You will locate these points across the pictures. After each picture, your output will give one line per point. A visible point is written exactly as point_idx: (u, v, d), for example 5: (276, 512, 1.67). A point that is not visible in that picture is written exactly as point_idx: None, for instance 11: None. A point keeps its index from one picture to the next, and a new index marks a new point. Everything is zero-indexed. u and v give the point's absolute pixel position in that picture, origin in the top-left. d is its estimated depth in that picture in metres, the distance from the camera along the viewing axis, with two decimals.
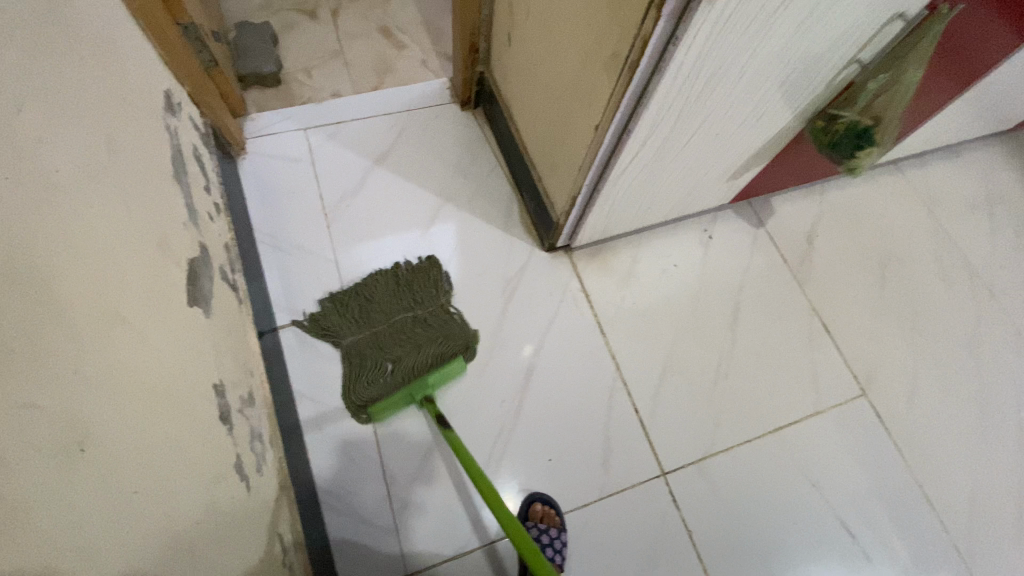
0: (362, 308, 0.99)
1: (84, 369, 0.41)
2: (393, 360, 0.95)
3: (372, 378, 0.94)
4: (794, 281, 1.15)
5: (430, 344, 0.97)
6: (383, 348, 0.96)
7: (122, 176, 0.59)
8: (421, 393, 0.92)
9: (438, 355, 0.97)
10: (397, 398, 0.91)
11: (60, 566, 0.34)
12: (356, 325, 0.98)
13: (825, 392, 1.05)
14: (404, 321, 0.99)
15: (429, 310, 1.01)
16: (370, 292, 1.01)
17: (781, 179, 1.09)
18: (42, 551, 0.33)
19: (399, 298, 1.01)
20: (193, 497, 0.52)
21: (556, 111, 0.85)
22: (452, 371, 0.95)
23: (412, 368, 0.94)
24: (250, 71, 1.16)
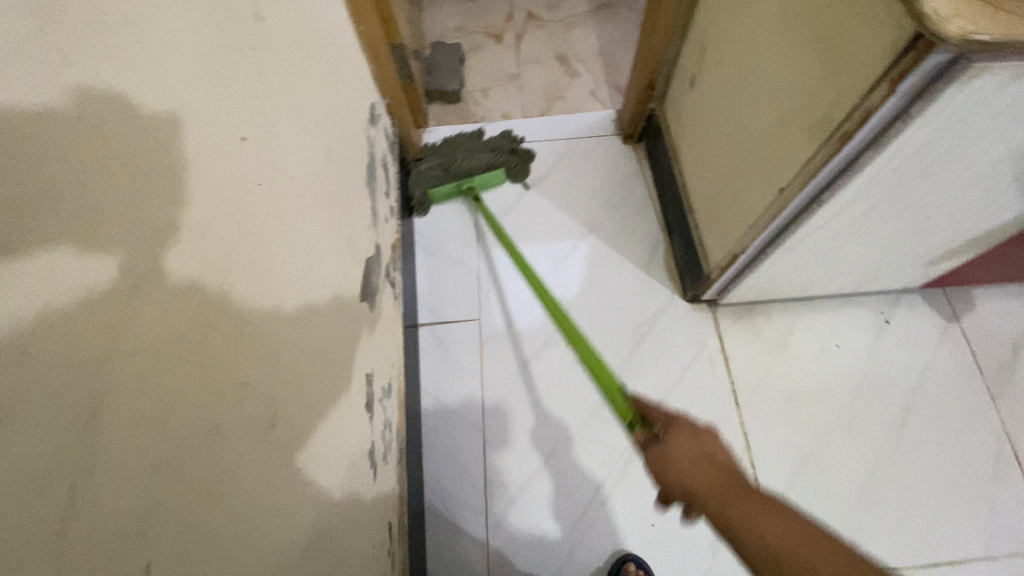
0: (447, 162, 1.12)
1: (284, 353, 0.49)
2: (445, 160, 1.12)
3: (423, 200, 1.11)
4: (988, 394, 0.96)
5: (483, 152, 1.13)
6: (448, 161, 1.12)
7: (332, 180, 0.68)
8: (468, 184, 1.12)
9: (485, 162, 1.12)
10: (451, 186, 1.11)
11: (246, 526, 0.40)
12: (438, 171, 1.11)
13: (1010, 537, 0.86)
14: (468, 141, 1.15)
15: (485, 143, 1.15)
16: (455, 143, 1.14)
17: (996, 272, 0.92)
18: (237, 512, 0.39)
19: (478, 145, 1.14)
20: (337, 477, 0.58)
21: (734, 164, 0.81)
22: (493, 179, 1.14)
23: (466, 168, 1.11)
24: (435, 88, 1.27)
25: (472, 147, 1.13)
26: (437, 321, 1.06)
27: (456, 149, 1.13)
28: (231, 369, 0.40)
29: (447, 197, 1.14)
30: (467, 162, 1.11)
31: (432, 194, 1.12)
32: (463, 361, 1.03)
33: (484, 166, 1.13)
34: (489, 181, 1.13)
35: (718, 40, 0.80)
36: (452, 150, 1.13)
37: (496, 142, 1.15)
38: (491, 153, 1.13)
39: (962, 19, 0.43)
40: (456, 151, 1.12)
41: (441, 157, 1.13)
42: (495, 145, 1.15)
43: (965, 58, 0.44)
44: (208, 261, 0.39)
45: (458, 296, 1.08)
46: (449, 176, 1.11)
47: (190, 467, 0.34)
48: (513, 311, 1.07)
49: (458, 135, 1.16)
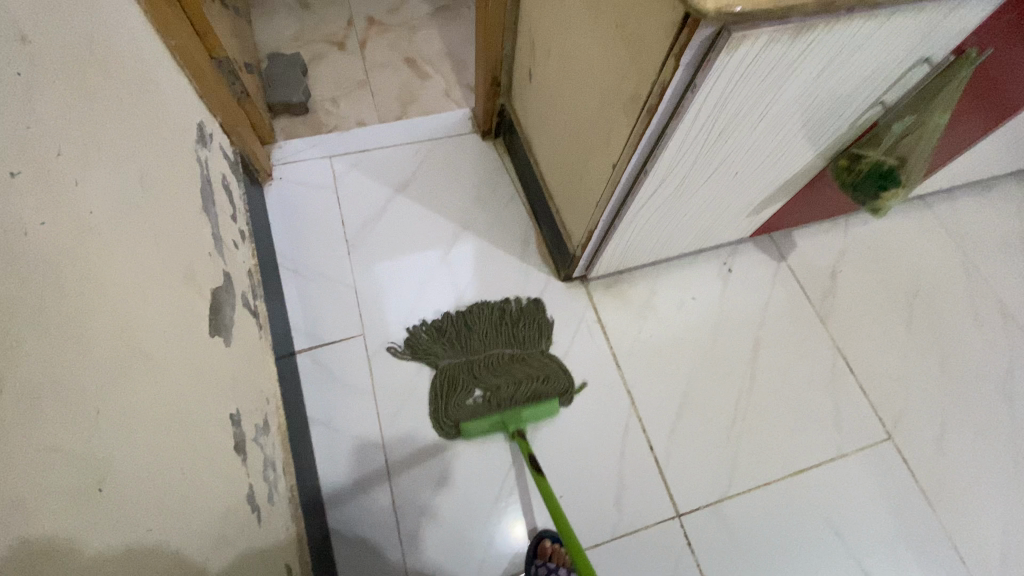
0: (460, 334, 1.02)
1: (109, 406, 0.43)
2: (490, 391, 0.96)
3: (461, 402, 0.95)
4: (816, 318, 1.12)
5: (498, 339, 1.01)
6: (474, 371, 0.98)
7: (152, 209, 0.61)
8: (514, 425, 0.92)
9: (540, 385, 0.98)
10: (491, 421, 0.92)
11: None
12: (454, 349, 1.00)
13: (848, 433, 1.02)
14: (531, 354, 1.01)
15: (517, 338, 1.02)
16: (469, 322, 1.03)
17: (805, 214, 1.08)
18: None
19: (498, 328, 1.02)
20: (204, 531, 0.52)
21: (575, 146, 0.86)
22: (544, 412, 0.95)
23: (500, 377, 0.97)
24: (279, 100, 1.21)
25: (495, 322, 1.03)
26: (317, 345, 1.01)
27: (474, 337, 1.01)
28: (34, 434, 0.35)
29: (487, 432, 0.94)
30: (493, 360, 0.99)
31: (468, 431, 0.92)
32: (349, 380, 0.99)
33: (525, 373, 0.98)
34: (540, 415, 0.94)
35: (543, 31, 0.85)
36: (498, 374, 0.98)
37: (518, 312, 1.05)
38: (537, 364, 1.00)
39: None
40: (473, 318, 1.03)
41: (459, 369, 0.98)
42: (532, 355, 1.01)
43: (724, 32, 0.51)
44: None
45: (335, 314, 1.04)
46: (467, 359, 0.99)
47: None
48: (396, 320, 1.04)
49: (472, 310, 1.04)
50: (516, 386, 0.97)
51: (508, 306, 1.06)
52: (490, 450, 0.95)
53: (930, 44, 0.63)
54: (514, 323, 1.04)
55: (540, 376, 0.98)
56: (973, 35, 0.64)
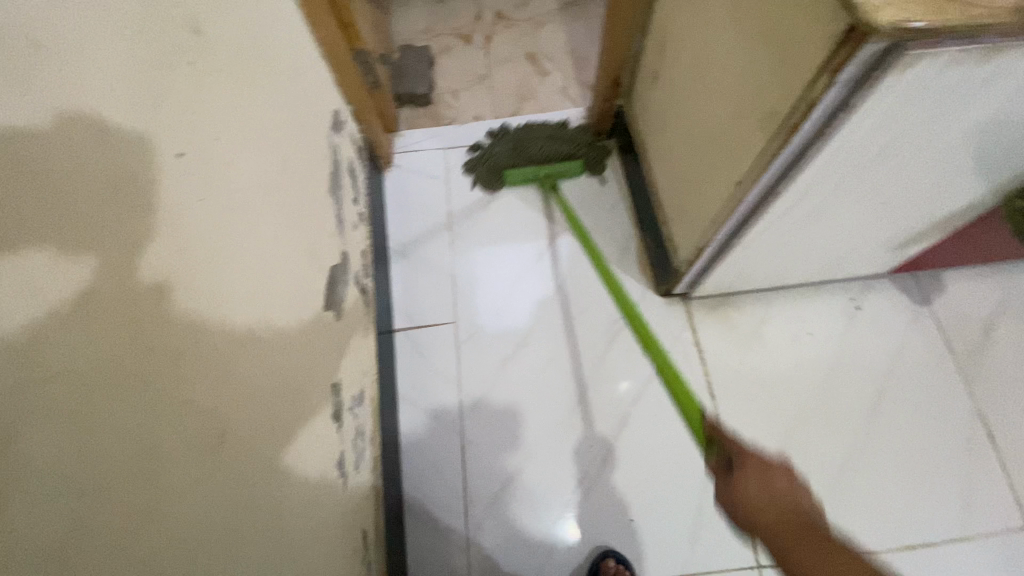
0: (518, 150, 1.17)
1: (235, 368, 0.48)
2: (533, 153, 1.16)
3: (508, 158, 1.17)
4: (960, 375, 0.97)
5: (551, 141, 1.17)
6: (532, 142, 1.17)
7: (289, 189, 0.67)
8: (547, 174, 1.13)
9: (571, 154, 1.17)
10: (528, 171, 1.13)
11: (192, 549, 0.38)
12: (512, 153, 1.17)
13: (983, 516, 0.87)
14: (582, 154, 1.18)
15: (561, 132, 1.19)
16: (530, 124, 1.21)
17: (960, 255, 0.93)
18: (181, 535, 0.37)
19: (552, 133, 1.19)
20: (300, 490, 0.57)
21: (696, 158, 0.81)
22: (572, 170, 1.15)
23: (545, 155, 1.16)
24: (405, 91, 1.27)
25: (546, 142, 1.17)
26: (412, 326, 1.06)
27: (532, 145, 1.16)
28: (175, 388, 0.39)
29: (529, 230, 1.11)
30: (550, 154, 1.16)
31: (510, 176, 1.14)
32: (438, 365, 1.02)
33: (560, 156, 1.16)
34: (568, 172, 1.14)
35: (676, 34, 0.80)
36: (547, 140, 1.18)
37: (573, 133, 1.19)
38: (570, 144, 1.18)
39: (896, 9, 0.42)
40: (532, 132, 1.19)
41: (526, 143, 1.17)
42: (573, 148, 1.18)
43: (897, 46, 0.44)
44: (147, 280, 0.38)
45: (432, 300, 1.08)
46: (517, 153, 1.17)
47: (125, 493, 0.33)
48: (488, 312, 1.06)
49: (538, 125, 1.21)
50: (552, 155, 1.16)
51: (563, 128, 1.20)
52: (526, 196, 1.18)
53: None
54: (563, 125, 1.20)
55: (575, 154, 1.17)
56: None
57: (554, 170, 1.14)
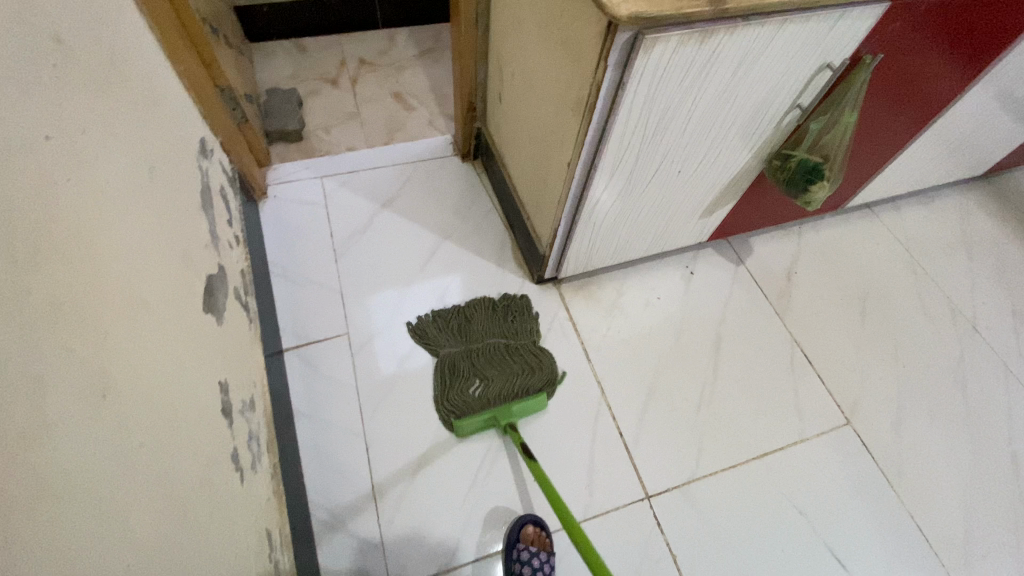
0: (461, 326, 1.09)
1: (114, 335, 0.48)
2: (488, 381, 1.02)
3: (461, 388, 1.01)
4: (775, 313, 1.20)
5: (495, 334, 1.09)
6: (478, 371, 1.04)
7: (159, 194, 0.69)
8: (505, 419, 0.97)
9: (525, 386, 1.02)
10: (484, 419, 0.97)
11: (88, 489, 0.38)
12: (455, 338, 1.08)
13: (809, 420, 1.08)
14: (524, 346, 1.08)
15: (501, 316, 1.11)
16: (468, 315, 1.11)
17: (754, 219, 1.19)
18: (73, 472, 0.37)
19: (495, 321, 1.10)
20: (196, 470, 0.56)
21: (537, 153, 0.96)
22: (531, 405, 1.00)
23: (492, 357, 1.05)
24: (276, 129, 1.33)
25: (490, 316, 1.11)
26: (304, 343, 1.07)
27: (475, 327, 1.09)
28: (57, 334, 0.40)
29: (480, 430, 0.98)
30: (490, 350, 1.06)
31: (462, 429, 0.96)
32: (333, 376, 1.03)
33: (515, 394, 1.01)
34: (531, 410, 0.99)
35: (507, 56, 0.97)
36: (495, 369, 1.04)
37: (511, 307, 1.12)
38: (520, 373, 1.04)
39: (629, 4, 0.58)
40: (470, 311, 1.11)
41: (459, 357, 1.05)
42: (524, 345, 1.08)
43: (641, 34, 0.61)
44: (20, 226, 0.39)
45: (321, 316, 1.10)
46: (467, 348, 1.06)
47: (15, 408, 0.33)
48: (379, 319, 1.11)
49: (469, 304, 1.13)
50: (506, 387, 1.02)
51: (497, 300, 1.13)
52: (488, 447, 0.98)
53: (828, 51, 0.74)
54: (506, 316, 1.11)
55: (494, 305, 1.12)
56: (865, 44, 0.76)
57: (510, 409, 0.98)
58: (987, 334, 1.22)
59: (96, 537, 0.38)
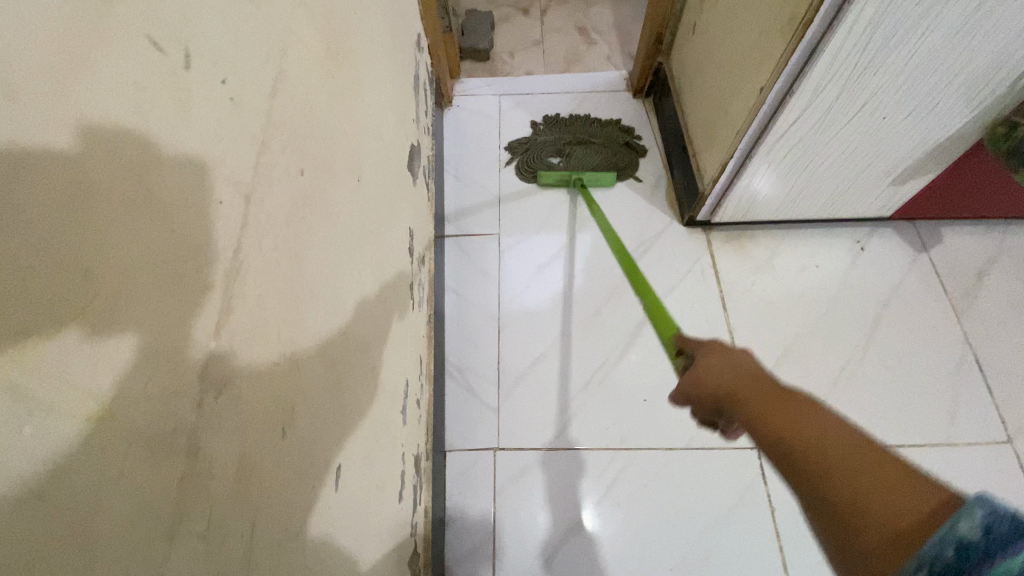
0: (563, 137, 1.31)
1: (366, 144, 0.61)
2: (566, 154, 1.27)
3: (547, 160, 1.26)
4: (951, 310, 1.07)
5: (595, 147, 1.28)
6: (564, 155, 1.28)
7: (394, 60, 0.82)
8: (578, 177, 1.20)
9: (598, 161, 1.26)
10: (560, 174, 1.20)
11: (347, 237, 0.51)
12: (552, 137, 1.30)
13: (965, 426, 0.96)
14: (614, 149, 1.28)
15: (599, 134, 1.31)
16: (570, 133, 1.31)
17: (953, 200, 1.05)
18: (343, 219, 0.50)
19: (591, 133, 1.31)
20: (391, 277, 0.69)
21: (726, 84, 0.95)
22: (602, 178, 1.21)
23: (580, 162, 1.26)
24: (468, 46, 1.45)
25: (589, 136, 1.30)
26: (462, 234, 1.19)
27: (571, 147, 1.29)
28: (344, 117, 0.53)
29: (557, 184, 1.22)
30: (585, 156, 1.27)
31: (545, 180, 1.21)
32: (481, 267, 1.15)
33: (591, 164, 1.26)
34: (600, 180, 1.21)
35: None
36: (575, 149, 1.28)
37: (613, 133, 1.31)
38: (606, 149, 1.28)
39: None
40: (572, 125, 1.33)
41: (557, 154, 1.28)
42: (619, 155, 1.27)
43: None
44: (337, 34, 0.52)
45: (479, 214, 1.22)
46: (563, 158, 1.27)
47: (324, 152, 0.46)
48: (528, 225, 1.20)
49: (574, 120, 1.33)
50: (595, 152, 1.27)
51: (596, 126, 1.32)
52: (565, 281, 1.12)
53: None
54: (601, 134, 1.30)
55: (602, 131, 1.31)
56: None
57: (586, 175, 1.20)
58: None
59: (346, 270, 0.50)
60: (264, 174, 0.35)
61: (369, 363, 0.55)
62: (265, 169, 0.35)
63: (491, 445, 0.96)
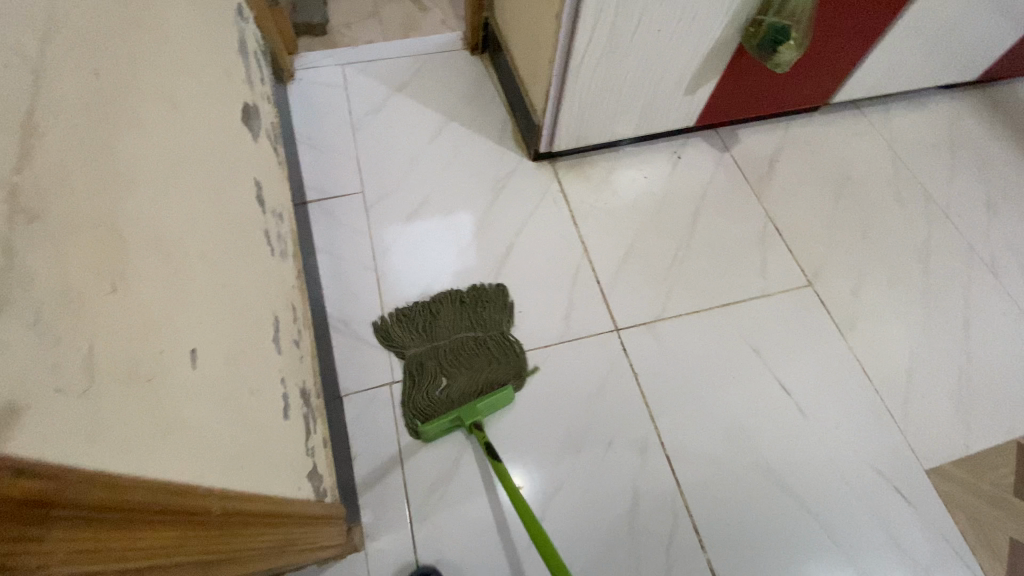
0: (427, 324, 1.05)
1: (179, 82, 0.63)
2: (452, 378, 0.99)
3: (427, 387, 0.99)
4: (753, 194, 1.30)
5: (460, 332, 1.05)
6: (444, 368, 1.01)
7: (207, 18, 0.83)
8: (469, 419, 0.93)
9: (491, 380, 1.01)
10: (447, 421, 0.93)
11: (167, 156, 0.54)
12: (419, 338, 1.04)
13: (773, 279, 1.18)
14: (491, 336, 1.05)
15: (472, 314, 1.07)
16: (434, 311, 1.06)
17: (736, 104, 1.27)
18: (160, 140, 0.53)
19: (462, 317, 1.06)
20: (239, 216, 0.72)
21: (534, 21, 1.07)
22: (499, 399, 0.97)
23: (453, 348, 1.03)
24: (302, 20, 1.45)
25: (459, 310, 1.07)
26: (325, 199, 1.21)
27: (441, 323, 1.05)
28: (144, 47, 0.55)
29: (444, 433, 0.96)
30: (462, 348, 1.03)
31: (427, 432, 0.93)
32: (349, 226, 1.18)
33: (467, 364, 1.01)
34: (497, 405, 0.96)
35: None
36: (461, 364, 1.02)
37: (487, 296, 1.09)
38: (479, 369, 1.01)
39: None
40: (437, 306, 1.07)
41: (440, 374, 1.00)
42: (497, 341, 1.05)
43: None
44: None
45: (339, 178, 1.25)
46: (433, 346, 1.03)
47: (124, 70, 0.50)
48: (389, 181, 1.25)
49: (438, 297, 1.08)
50: (473, 383, 0.99)
51: (463, 293, 1.09)
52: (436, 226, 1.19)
53: None
54: (476, 307, 1.08)
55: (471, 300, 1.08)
56: None
57: (477, 410, 0.94)
58: (955, 220, 1.30)
59: (173, 186, 0.53)
60: (63, 69, 0.40)
61: (219, 279, 0.58)
62: (53, 60, 0.39)
63: (385, 382, 1.01)
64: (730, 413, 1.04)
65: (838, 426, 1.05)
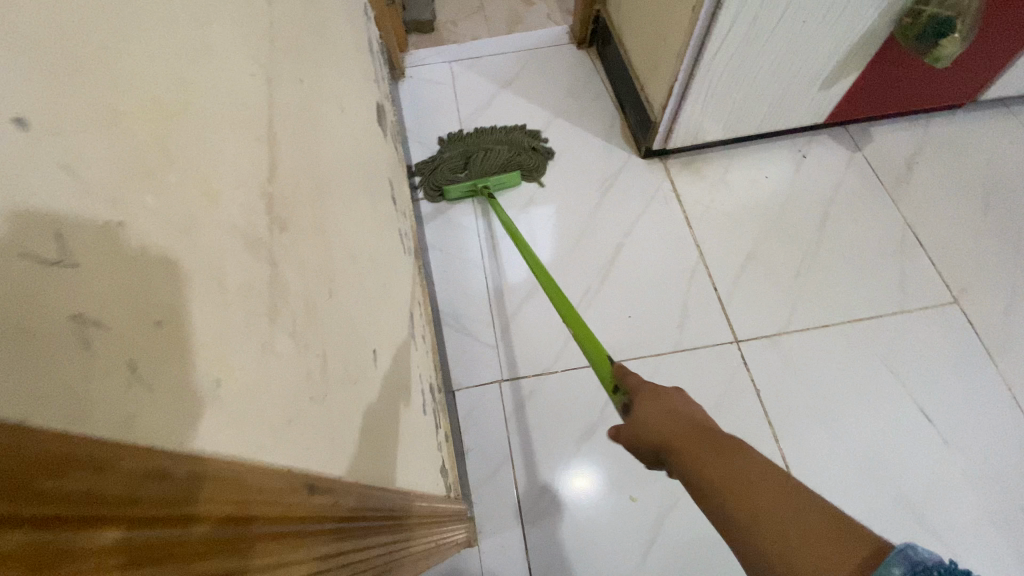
0: (464, 136, 1.28)
1: (343, 84, 0.64)
2: (473, 164, 1.22)
3: (452, 167, 1.22)
4: (888, 198, 1.18)
5: (498, 145, 1.25)
6: (471, 168, 1.22)
7: (351, 20, 0.86)
8: (482, 184, 1.18)
9: (508, 163, 1.23)
10: (465, 185, 1.17)
11: (343, 159, 0.55)
12: (455, 144, 1.26)
13: (912, 294, 1.07)
14: (518, 161, 1.23)
15: (509, 136, 1.27)
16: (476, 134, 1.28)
17: (875, 99, 1.16)
18: (337, 143, 0.54)
19: (499, 140, 1.26)
20: (383, 215, 0.73)
21: (661, 13, 1.02)
22: (507, 179, 1.19)
23: (484, 162, 1.22)
24: (412, 19, 1.47)
25: (498, 137, 1.27)
26: None
27: (480, 149, 1.24)
28: (321, 50, 0.57)
29: (464, 196, 1.20)
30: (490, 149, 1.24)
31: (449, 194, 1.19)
32: (459, 222, 1.19)
33: (499, 168, 1.22)
34: (504, 183, 1.19)
35: None
36: (485, 162, 1.22)
37: (518, 137, 1.27)
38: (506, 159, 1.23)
39: None
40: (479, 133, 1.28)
41: (462, 171, 1.23)
42: (520, 153, 1.24)
43: None
44: None
45: None
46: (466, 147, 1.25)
47: (312, 75, 0.51)
48: None
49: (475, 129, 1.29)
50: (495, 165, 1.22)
51: (505, 132, 1.28)
52: (547, 225, 1.18)
53: None
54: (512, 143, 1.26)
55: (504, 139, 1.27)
56: None
57: (490, 181, 1.18)
58: None
59: (348, 188, 0.55)
60: (281, 77, 0.40)
61: (379, 278, 0.60)
62: (276, 69, 0.40)
63: (496, 380, 1.01)
64: (860, 438, 0.96)
65: (989, 462, 0.94)
